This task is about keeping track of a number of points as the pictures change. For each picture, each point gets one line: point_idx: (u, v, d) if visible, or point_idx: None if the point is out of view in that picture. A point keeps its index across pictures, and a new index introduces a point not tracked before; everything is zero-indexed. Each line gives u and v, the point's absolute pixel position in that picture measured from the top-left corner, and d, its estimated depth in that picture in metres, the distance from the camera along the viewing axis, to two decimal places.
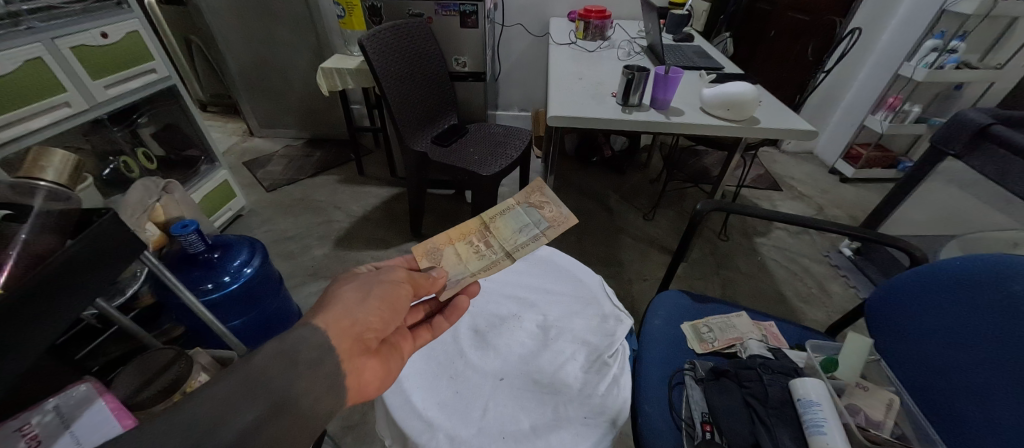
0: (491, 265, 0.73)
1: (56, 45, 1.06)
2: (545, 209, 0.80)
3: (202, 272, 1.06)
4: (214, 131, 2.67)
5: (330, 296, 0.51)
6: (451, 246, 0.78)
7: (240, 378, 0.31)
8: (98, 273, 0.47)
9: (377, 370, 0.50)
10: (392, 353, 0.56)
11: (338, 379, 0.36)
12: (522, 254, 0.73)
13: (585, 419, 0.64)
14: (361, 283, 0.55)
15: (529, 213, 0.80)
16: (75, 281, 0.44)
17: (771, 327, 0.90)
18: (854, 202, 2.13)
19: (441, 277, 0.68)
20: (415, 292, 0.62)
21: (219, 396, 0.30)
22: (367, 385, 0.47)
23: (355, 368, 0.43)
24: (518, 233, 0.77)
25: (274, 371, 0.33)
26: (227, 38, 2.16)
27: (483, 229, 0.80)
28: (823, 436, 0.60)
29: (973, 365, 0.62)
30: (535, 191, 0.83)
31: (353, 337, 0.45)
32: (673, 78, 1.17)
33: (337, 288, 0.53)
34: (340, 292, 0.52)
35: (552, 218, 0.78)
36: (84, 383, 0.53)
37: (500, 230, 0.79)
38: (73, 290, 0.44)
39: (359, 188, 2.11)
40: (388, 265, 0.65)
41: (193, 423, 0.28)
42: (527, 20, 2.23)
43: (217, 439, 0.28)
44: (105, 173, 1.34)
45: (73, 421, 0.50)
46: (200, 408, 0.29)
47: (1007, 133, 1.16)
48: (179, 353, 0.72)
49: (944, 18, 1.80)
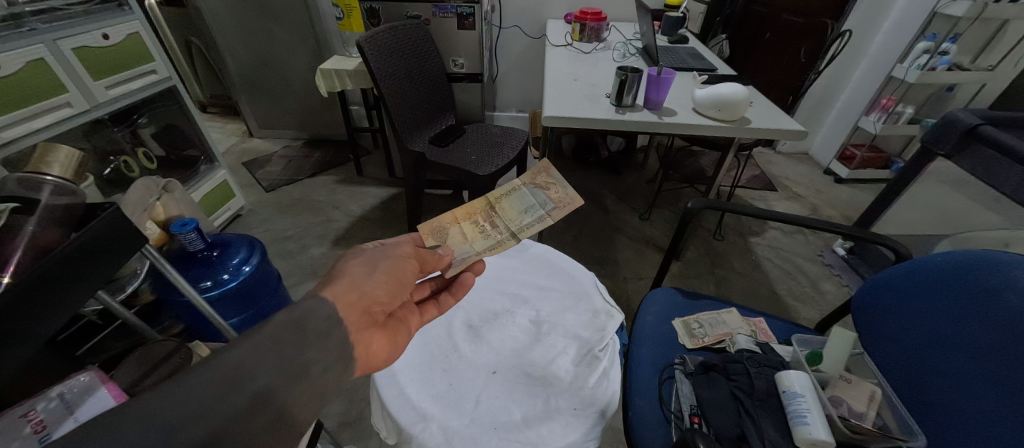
0: (498, 243, 0.74)
1: (58, 46, 1.08)
2: (551, 190, 0.82)
3: (201, 270, 1.07)
4: (213, 132, 2.68)
5: (335, 270, 0.52)
6: (458, 226, 0.79)
7: (255, 344, 0.33)
8: (100, 267, 0.49)
9: (384, 342, 0.52)
10: (399, 327, 0.59)
11: (344, 351, 0.38)
12: (526, 234, 0.74)
13: (575, 410, 0.66)
14: (368, 258, 0.57)
15: (534, 194, 0.83)
16: (76, 273, 0.46)
17: (760, 323, 0.92)
18: (848, 202, 2.15)
19: (446, 255, 0.70)
20: (421, 268, 0.65)
21: (235, 358, 0.32)
22: (374, 356, 0.49)
23: (362, 340, 0.45)
24: (524, 213, 0.79)
25: (285, 339, 0.35)
26: (228, 40, 2.19)
27: (488, 209, 0.81)
28: (807, 426, 0.61)
29: (955, 359, 0.63)
30: (540, 173, 0.85)
31: (361, 311, 0.47)
32: (666, 79, 1.19)
33: (345, 261, 0.55)
34: (348, 266, 0.53)
35: (557, 199, 0.81)
36: (86, 373, 0.54)
37: (506, 210, 0.80)
38: (77, 284, 0.46)
39: (357, 188, 2.13)
40: (394, 241, 0.68)
41: (212, 385, 0.30)
42: (524, 22, 2.25)
43: (228, 404, 0.30)
44: (106, 172, 1.36)
45: (76, 408, 0.51)
46: (216, 372, 0.30)
47: (996, 134, 1.19)
48: (180, 345, 0.73)
49: (936, 20, 1.82)
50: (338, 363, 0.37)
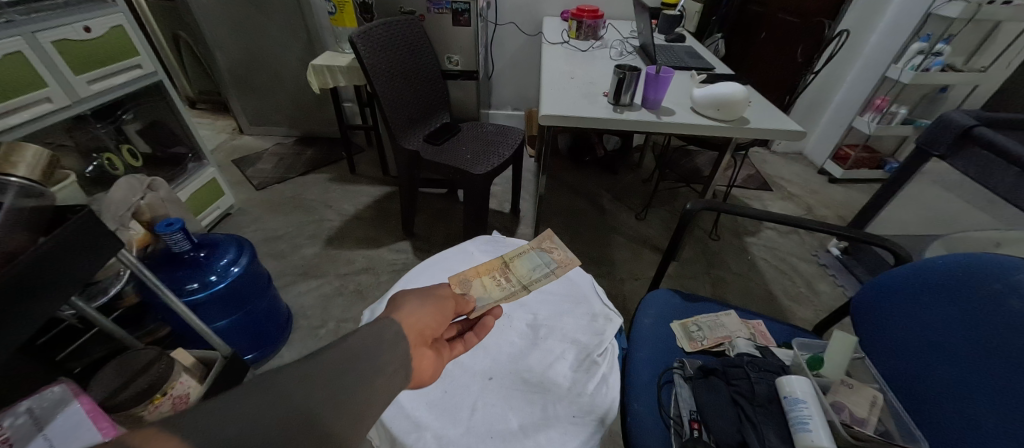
0: (514, 293, 0.77)
1: (37, 39, 1.04)
2: (555, 252, 0.89)
3: (188, 272, 1.03)
4: (201, 128, 2.63)
5: (394, 298, 0.54)
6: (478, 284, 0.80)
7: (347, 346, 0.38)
8: (68, 273, 0.47)
9: (433, 359, 0.50)
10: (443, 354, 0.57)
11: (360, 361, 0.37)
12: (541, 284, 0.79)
13: (573, 418, 0.64)
14: (421, 289, 0.57)
15: (541, 256, 0.89)
16: (41, 282, 0.44)
17: (759, 325, 0.91)
18: (843, 202, 2.16)
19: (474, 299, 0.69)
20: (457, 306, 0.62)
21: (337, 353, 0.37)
22: (422, 370, 0.48)
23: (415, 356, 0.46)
24: (534, 271, 0.84)
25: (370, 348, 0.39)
26: (217, 34, 2.14)
27: (502, 267, 0.86)
28: (809, 434, 0.60)
29: (956, 362, 0.63)
30: (545, 239, 0.93)
31: (415, 332, 0.48)
32: (665, 77, 1.17)
33: (401, 292, 0.56)
34: (404, 294, 0.54)
35: (562, 261, 0.87)
36: (60, 385, 0.60)
37: (518, 268, 0.85)
38: (40, 292, 0.44)
39: (350, 187, 2.10)
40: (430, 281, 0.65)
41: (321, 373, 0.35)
42: (519, 19, 2.23)
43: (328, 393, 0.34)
44: (89, 170, 1.31)
45: (46, 425, 0.57)
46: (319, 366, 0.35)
47: (990, 134, 1.19)
48: (161, 353, 0.71)
49: (931, 21, 1.83)
50: (401, 374, 0.41)
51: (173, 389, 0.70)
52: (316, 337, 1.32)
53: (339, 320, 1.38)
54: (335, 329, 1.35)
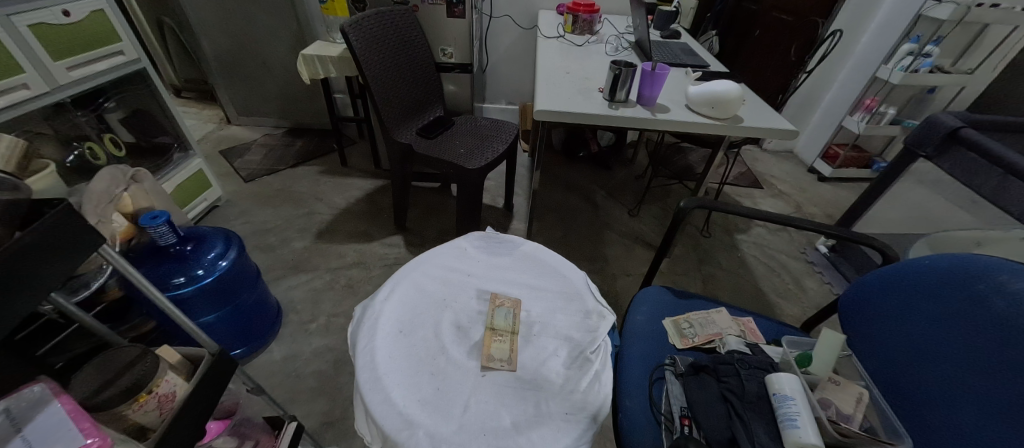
0: (512, 354, 0.72)
1: (12, 22, 1.00)
2: (496, 298, 0.82)
3: (173, 266, 1.01)
4: (188, 118, 2.57)
5: None
6: (492, 292, 0.83)
7: None
8: (42, 273, 0.45)
9: None
10: None
11: None
12: (527, 333, 0.76)
13: (566, 415, 0.64)
14: None
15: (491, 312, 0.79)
16: (11, 282, 0.42)
17: (749, 322, 0.92)
18: (831, 201, 2.19)
19: None
20: None
21: None
22: None
23: None
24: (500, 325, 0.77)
25: None
26: (204, 21, 2.08)
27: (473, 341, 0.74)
28: (797, 430, 0.61)
29: (940, 360, 0.64)
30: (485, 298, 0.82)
31: None
32: (660, 74, 1.16)
33: None
34: None
35: (508, 303, 0.81)
36: (38, 383, 0.48)
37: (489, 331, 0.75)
38: (9, 292, 0.42)
39: (342, 180, 2.07)
40: None
41: None
42: (515, 12, 2.21)
43: None
44: (70, 159, 1.26)
45: (25, 425, 0.45)
46: None
47: (977, 136, 1.21)
48: (144, 351, 0.65)
49: (920, 22, 1.85)
50: None
51: (161, 387, 0.62)
52: (307, 332, 1.31)
53: (329, 315, 1.37)
54: (326, 324, 1.34)
